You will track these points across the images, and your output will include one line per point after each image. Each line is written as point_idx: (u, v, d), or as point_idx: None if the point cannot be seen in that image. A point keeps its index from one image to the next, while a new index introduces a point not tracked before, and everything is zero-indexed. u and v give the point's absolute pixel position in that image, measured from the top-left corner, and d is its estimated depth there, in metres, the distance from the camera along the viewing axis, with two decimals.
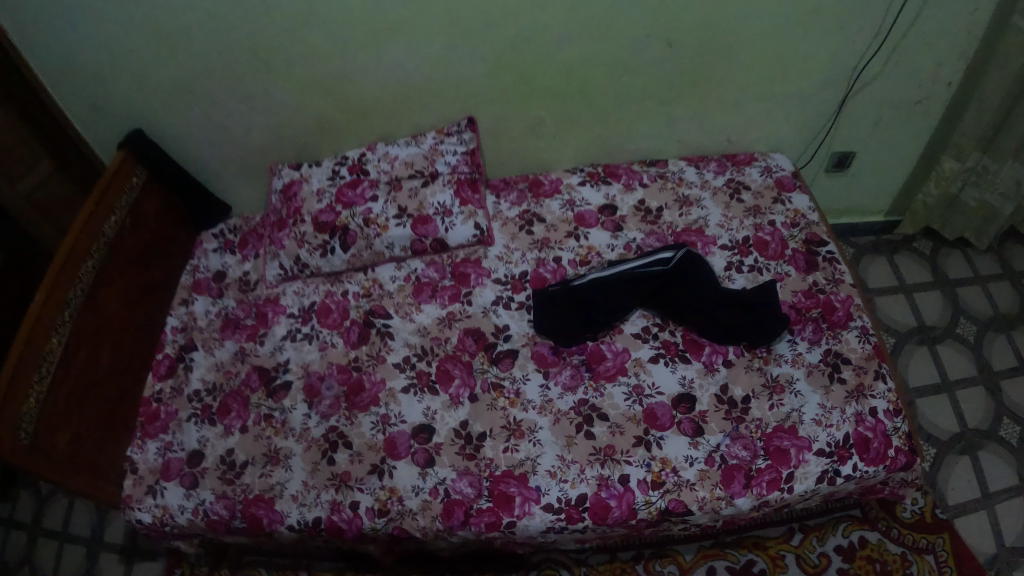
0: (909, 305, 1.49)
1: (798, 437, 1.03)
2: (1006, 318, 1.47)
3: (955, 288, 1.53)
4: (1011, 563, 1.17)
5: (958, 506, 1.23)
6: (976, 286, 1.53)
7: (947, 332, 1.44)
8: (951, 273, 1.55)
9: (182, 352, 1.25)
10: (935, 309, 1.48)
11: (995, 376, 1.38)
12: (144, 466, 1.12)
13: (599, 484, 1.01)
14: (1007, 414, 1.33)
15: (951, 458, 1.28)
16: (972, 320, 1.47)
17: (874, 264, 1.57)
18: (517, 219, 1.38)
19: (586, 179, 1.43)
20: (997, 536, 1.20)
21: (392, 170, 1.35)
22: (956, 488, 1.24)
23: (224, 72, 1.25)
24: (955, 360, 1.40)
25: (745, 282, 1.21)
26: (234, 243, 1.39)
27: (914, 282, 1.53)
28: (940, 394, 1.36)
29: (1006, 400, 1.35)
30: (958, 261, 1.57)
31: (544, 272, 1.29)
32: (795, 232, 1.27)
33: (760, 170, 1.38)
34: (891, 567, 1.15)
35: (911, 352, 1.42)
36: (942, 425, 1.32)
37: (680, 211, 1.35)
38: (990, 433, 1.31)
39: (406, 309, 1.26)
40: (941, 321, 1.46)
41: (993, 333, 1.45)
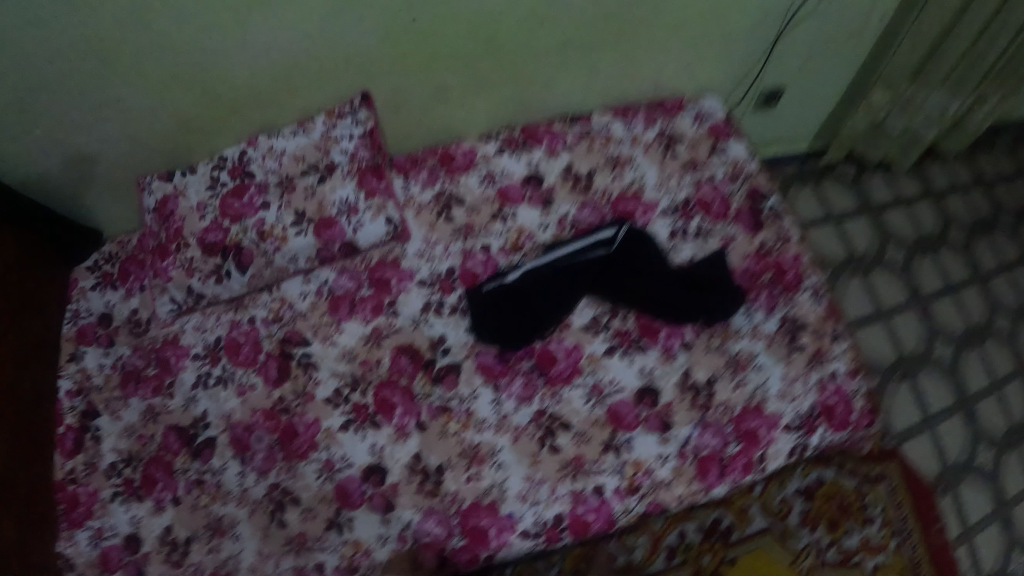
0: (839, 234, 1.57)
1: (765, 416, 1.03)
2: (929, 240, 1.60)
3: (879, 214, 1.62)
4: (955, 480, 1.35)
5: (904, 432, 1.38)
6: (898, 208, 1.63)
7: (876, 259, 1.55)
8: (877, 196, 1.64)
9: (85, 420, 1.10)
10: (863, 234, 1.58)
11: (925, 300, 1.52)
12: (81, 564, 1.02)
13: (574, 499, 0.99)
14: (938, 334, 1.49)
15: (893, 387, 1.42)
16: (900, 246, 1.58)
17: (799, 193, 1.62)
18: (432, 204, 1.23)
19: (503, 147, 1.28)
20: (941, 458, 1.37)
21: (281, 168, 1.14)
22: (898, 413, 1.39)
23: (53, 83, 1.00)
24: (888, 287, 1.52)
25: (695, 251, 1.17)
26: (114, 277, 1.18)
27: (840, 210, 1.61)
28: (875, 321, 1.48)
29: (936, 320, 1.50)
30: (880, 185, 1.65)
31: (473, 265, 1.18)
32: (736, 186, 1.23)
33: (692, 117, 1.31)
34: (849, 500, 1.27)
35: (846, 283, 1.52)
36: (878, 354, 1.45)
37: (613, 175, 1.26)
38: (926, 356, 1.46)
39: (326, 331, 1.12)
40: (871, 247, 1.56)
41: (921, 256, 1.57)
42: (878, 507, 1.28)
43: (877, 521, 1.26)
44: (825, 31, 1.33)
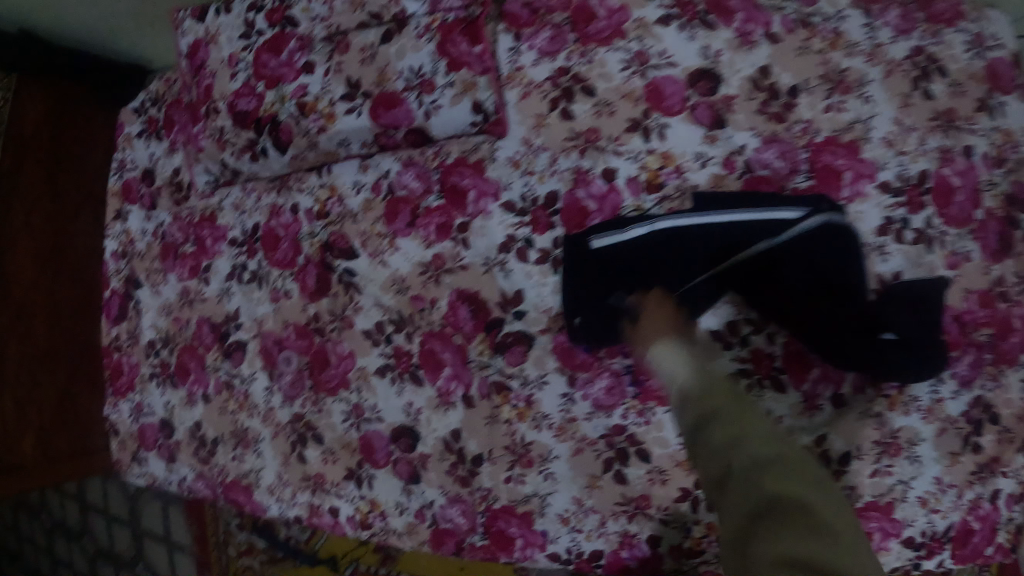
0: None
1: (890, 520, 0.80)
2: None
3: None
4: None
5: None
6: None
7: None
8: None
9: (127, 288, 1.02)
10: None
11: None
12: (122, 429, 1.04)
13: (621, 542, 0.82)
14: None
15: None
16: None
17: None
18: (547, 86, 0.83)
19: (673, 15, 0.81)
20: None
21: (331, 17, 0.86)
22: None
23: None
24: None
25: (904, 266, 0.79)
26: (159, 124, 1.00)
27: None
28: None
29: None
30: None
31: (584, 198, 0.82)
32: (995, 175, 0.82)
33: (967, 39, 0.83)
34: None
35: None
36: None
37: (829, 101, 0.80)
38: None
39: (376, 248, 0.89)
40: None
41: None
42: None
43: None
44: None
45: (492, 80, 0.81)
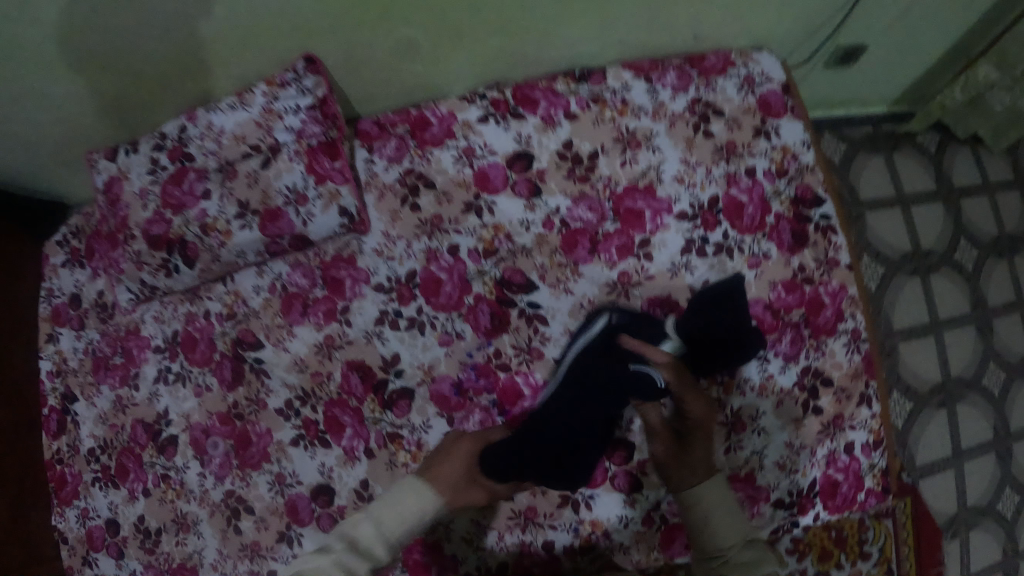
0: (906, 223, 1.20)
1: (754, 487, 0.89)
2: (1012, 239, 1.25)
3: (958, 199, 1.24)
4: (968, 524, 1.16)
5: (929, 466, 1.16)
6: (983, 195, 1.25)
7: (944, 258, 1.20)
8: (956, 176, 1.24)
9: (65, 403, 1.12)
10: (933, 225, 1.21)
11: (989, 314, 1.21)
12: (72, 536, 1.11)
13: (521, 551, 0.92)
14: (994, 357, 1.21)
15: (928, 413, 1.17)
16: (974, 242, 1.23)
17: (868, 165, 1.21)
18: (397, 186, 0.99)
19: (489, 113, 0.98)
20: (960, 498, 1.17)
21: (220, 151, 0.98)
22: (927, 449, 1.16)
23: None
24: (948, 293, 1.20)
25: (709, 274, 0.93)
26: (81, 254, 1.13)
27: (913, 192, 1.22)
28: (928, 336, 1.18)
29: (996, 341, 1.21)
30: (964, 161, 1.26)
31: (437, 270, 0.97)
32: (781, 185, 0.94)
33: (737, 83, 0.96)
34: (845, 533, 1.01)
35: (903, 283, 1.19)
36: (927, 375, 1.17)
37: (623, 157, 0.96)
38: (974, 382, 1.19)
39: (277, 336, 1.00)
40: (940, 244, 1.21)
41: (994, 259, 1.23)
42: (878, 544, 1.00)
43: (873, 559, 1.00)
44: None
45: (353, 188, 0.97)
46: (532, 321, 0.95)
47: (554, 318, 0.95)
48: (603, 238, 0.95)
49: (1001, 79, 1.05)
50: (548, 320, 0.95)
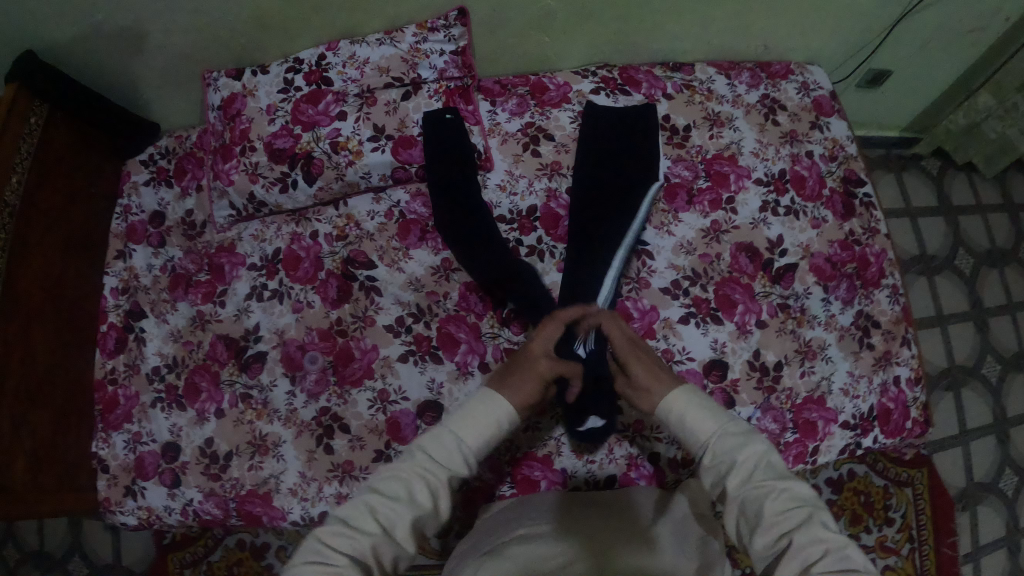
0: (913, 230, 1.44)
1: (826, 409, 1.04)
2: (1001, 253, 1.45)
3: (957, 215, 1.46)
4: (975, 498, 1.32)
5: (939, 442, 1.33)
6: (977, 214, 1.47)
7: (945, 263, 1.42)
8: (955, 198, 1.47)
9: (129, 319, 1.07)
10: (936, 235, 1.44)
11: (985, 315, 1.41)
12: (116, 464, 1.02)
13: (629, 463, 0.98)
14: (991, 352, 1.39)
15: (937, 393, 1.36)
16: (970, 253, 1.44)
17: (882, 183, 1.46)
18: (519, 135, 1.08)
19: (601, 87, 1.12)
20: (967, 474, 1.33)
21: (363, 79, 1.03)
22: (939, 424, 1.34)
23: None
24: (950, 293, 1.41)
25: (783, 230, 1.09)
26: (168, 174, 1.14)
27: (920, 206, 1.45)
28: (933, 328, 1.39)
29: (992, 337, 1.40)
30: (962, 186, 1.48)
31: (557, 208, 1.06)
32: (833, 167, 1.14)
33: (797, 87, 1.17)
34: (874, 498, 1.25)
35: (911, 282, 1.41)
36: (934, 359, 1.37)
37: (711, 133, 1.12)
38: (974, 370, 1.38)
39: (393, 257, 1.04)
40: (942, 251, 1.43)
41: (987, 268, 1.44)
42: (900, 510, 1.26)
43: (897, 524, 1.25)
44: (950, 24, 1.16)
45: (483, 130, 1.06)
46: (641, 255, 1.05)
47: (660, 255, 1.05)
48: (697, 192, 1.08)
49: (995, 108, 1.29)
50: (654, 255, 1.05)
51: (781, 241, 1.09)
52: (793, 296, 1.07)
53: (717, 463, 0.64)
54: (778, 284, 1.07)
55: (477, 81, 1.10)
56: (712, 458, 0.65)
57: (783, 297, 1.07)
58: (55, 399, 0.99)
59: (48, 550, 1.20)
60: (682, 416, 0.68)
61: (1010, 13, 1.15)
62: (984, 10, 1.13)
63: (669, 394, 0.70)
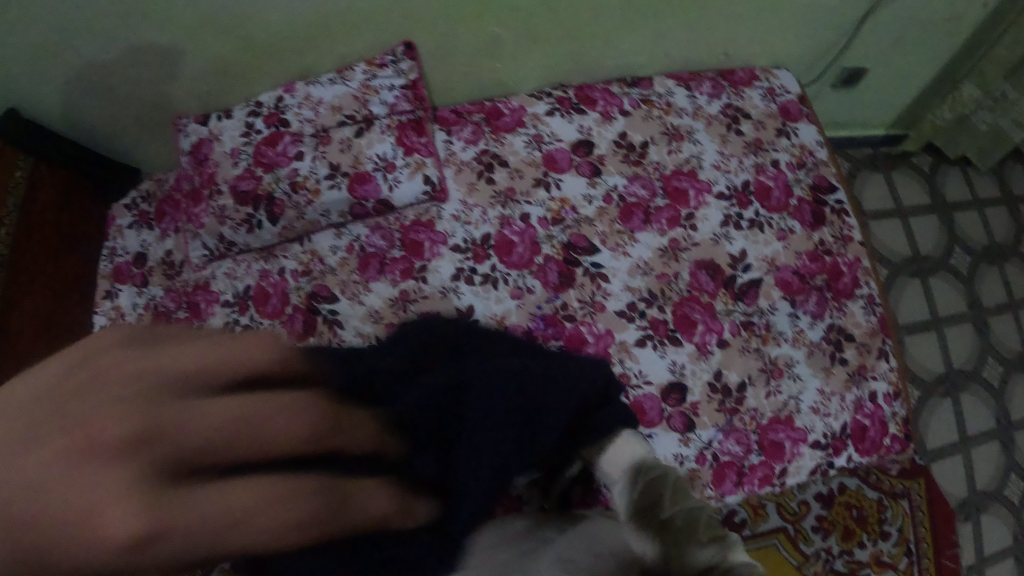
0: (906, 230, 1.38)
1: (794, 430, 1.00)
2: (1001, 248, 1.40)
3: (953, 212, 1.41)
4: (978, 507, 1.24)
5: (936, 450, 1.26)
6: (973, 210, 1.42)
7: (941, 262, 1.36)
8: (949, 193, 1.42)
9: None
10: (930, 233, 1.38)
11: (985, 313, 1.35)
12: None
13: None
14: (992, 352, 1.33)
15: (935, 400, 1.29)
16: (968, 250, 1.38)
17: (872, 182, 1.41)
18: (475, 163, 1.10)
19: (556, 108, 1.12)
20: (969, 483, 1.26)
21: (317, 119, 1.07)
22: (937, 432, 1.27)
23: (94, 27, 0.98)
24: (948, 293, 1.35)
25: (746, 244, 1.06)
26: (149, 216, 1.21)
27: (911, 204, 1.40)
28: (930, 331, 1.32)
29: (993, 336, 1.34)
30: (956, 181, 1.43)
31: (510, 234, 1.05)
32: (801, 175, 1.11)
33: (762, 93, 1.15)
34: (866, 512, 1.15)
35: (905, 283, 1.34)
36: (931, 365, 1.30)
37: (669, 148, 1.10)
38: (974, 374, 1.31)
39: (353, 290, 1.06)
40: (938, 249, 1.37)
41: (987, 264, 1.38)
42: (896, 523, 1.16)
43: (893, 538, 1.15)
44: (924, 13, 1.13)
45: (436, 161, 1.08)
46: (596, 279, 1.03)
47: (616, 277, 1.03)
48: (655, 211, 1.07)
49: (982, 99, 1.25)
50: (610, 278, 1.03)
51: (745, 255, 1.06)
52: (757, 312, 1.04)
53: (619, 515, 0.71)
54: (741, 300, 1.04)
55: (433, 112, 1.12)
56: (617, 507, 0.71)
57: (746, 314, 1.04)
58: None
59: None
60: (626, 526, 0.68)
61: None
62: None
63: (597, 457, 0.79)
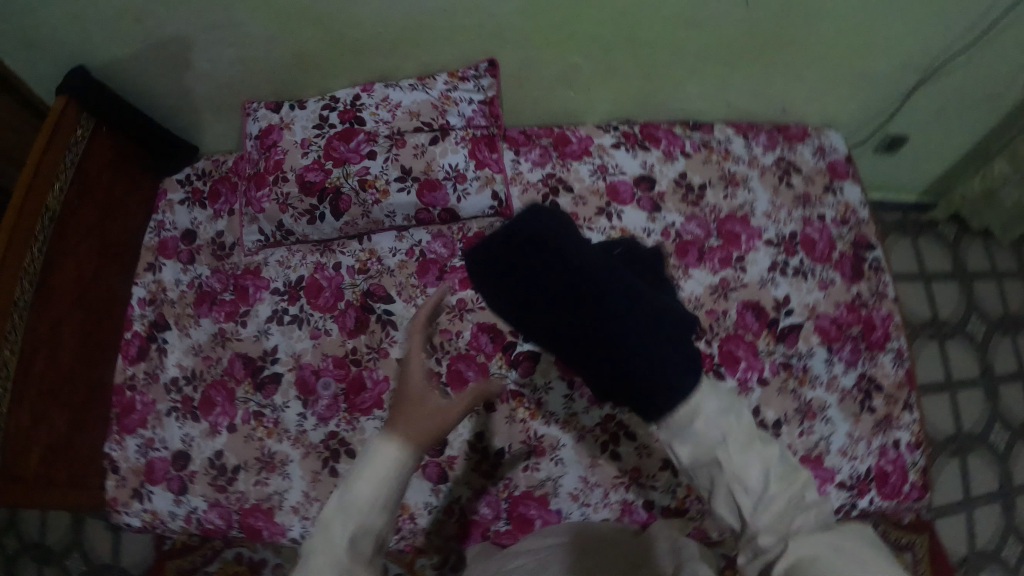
0: (927, 294, 1.47)
1: (822, 468, 1.04)
2: (1014, 320, 1.48)
3: (972, 281, 1.50)
4: (977, 566, 1.29)
5: (942, 507, 1.32)
6: (991, 281, 1.50)
7: (957, 328, 1.45)
8: (969, 263, 1.51)
9: (153, 330, 1.13)
10: (949, 299, 1.47)
11: (994, 381, 1.42)
12: (127, 467, 1.08)
13: (622, 508, 1.01)
14: (999, 418, 1.40)
15: (942, 459, 1.36)
16: (983, 318, 1.47)
17: (898, 245, 1.50)
18: (540, 185, 1.13)
19: (621, 142, 1.17)
20: (970, 540, 1.31)
21: (394, 121, 1.08)
22: (943, 489, 1.33)
23: (186, 5, 0.98)
24: (961, 358, 1.43)
25: (790, 290, 1.11)
26: (203, 195, 1.21)
27: (931, 270, 1.49)
28: (942, 393, 1.40)
29: (1001, 403, 1.41)
30: (978, 252, 1.52)
31: None
32: (844, 231, 1.17)
33: (813, 149, 1.22)
34: None
35: (920, 345, 1.43)
36: (940, 425, 1.38)
37: (725, 192, 1.16)
38: (981, 437, 1.38)
39: (411, 293, 1.08)
40: (955, 315, 1.46)
41: (1000, 334, 1.46)
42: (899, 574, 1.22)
43: None
44: (964, 94, 1.22)
45: (505, 179, 1.11)
46: None
47: None
48: (708, 250, 1.11)
49: (1009, 177, 1.32)
50: None
51: (787, 301, 1.11)
52: (796, 355, 1.09)
53: (720, 493, 0.52)
54: (781, 342, 1.09)
55: (503, 131, 1.16)
56: (724, 457, 0.50)
57: (785, 356, 1.08)
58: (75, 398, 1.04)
59: (50, 544, 1.27)
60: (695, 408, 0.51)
61: None
62: (999, 79, 1.19)
63: (696, 391, 0.51)
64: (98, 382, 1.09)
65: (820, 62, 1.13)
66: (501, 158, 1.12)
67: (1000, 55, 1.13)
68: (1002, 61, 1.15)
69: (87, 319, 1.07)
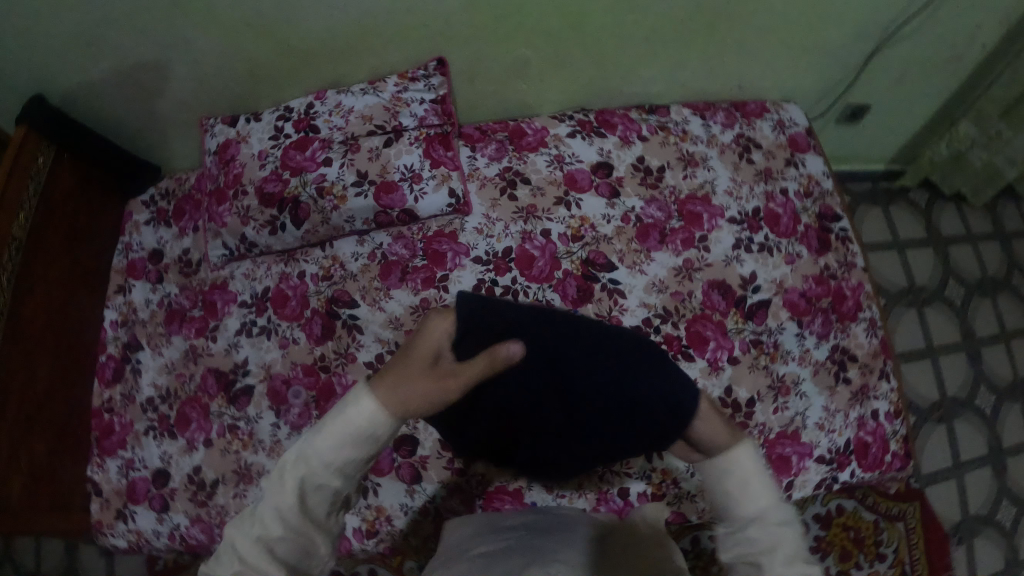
0: (903, 262, 1.46)
1: (799, 444, 1.03)
2: (992, 282, 1.47)
3: (948, 246, 1.49)
4: (972, 531, 1.28)
5: (931, 474, 1.31)
6: (967, 245, 1.50)
7: (936, 294, 1.44)
8: (944, 228, 1.50)
9: (127, 351, 1.15)
10: (925, 266, 1.46)
11: (977, 344, 1.41)
12: (110, 489, 1.08)
13: (599, 497, 1.00)
14: (983, 381, 1.39)
15: (929, 426, 1.34)
16: (961, 282, 1.46)
17: (870, 214, 1.50)
18: (497, 179, 1.13)
19: (576, 131, 1.17)
20: (963, 506, 1.30)
21: (347, 127, 1.09)
22: (931, 457, 1.31)
23: (132, 27, 0.99)
24: (943, 324, 1.42)
25: (756, 267, 1.10)
26: (168, 215, 1.23)
27: (907, 238, 1.48)
28: (925, 359, 1.39)
29: (985, 366, 1.40)
30: (952, 217, 1.51)
31: (532, 249, 1.08)
32: (808, 204, 1.16)
33: (773, 124, 1.21)
34: (864, 534, 1.18)
35: (901, 313, 1.41)
36: (925, 393, 1.36)
37: (684, 173, 1.15)
38: (967, 402, 1.37)
39: (374, 297, 1.07)
40: (932, 281, 1.45)
41: (980, 297, 1.45)
42: (892, 546, 1.18)
43: (889, 559, 1.17)
44: (923, 58, 1.21)
45: (462, 175, 1.10)
46: (613, 295, 1.06)
47: (632, 293, 1.06)
48: (670, 232, 1.11)
49: (978, 136, 1.32)
50: (626, 294, 1.06)
51: (754, 278, 1.10)
52: (766, 332, 1.07)
53: None
54: (751, 319, 1.08)
55: (458, 128, 1.16)
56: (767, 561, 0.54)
57: (755, 333, 1.07)
58: (55, 423, 1.06)
59: (42, 568, 1.28)
60: (744, 484, 0.56)
61: (986, 42, 1.19)
62: (957, 39, 1.18)
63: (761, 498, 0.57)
64: (75, 405, 1.11)
65: (772, 36, 1.12)
66: (457, 155, 1.11)
67: (954, 16, 1.12)
68: (958, 22, 1.14)
69: (60, 344, 1.09)
